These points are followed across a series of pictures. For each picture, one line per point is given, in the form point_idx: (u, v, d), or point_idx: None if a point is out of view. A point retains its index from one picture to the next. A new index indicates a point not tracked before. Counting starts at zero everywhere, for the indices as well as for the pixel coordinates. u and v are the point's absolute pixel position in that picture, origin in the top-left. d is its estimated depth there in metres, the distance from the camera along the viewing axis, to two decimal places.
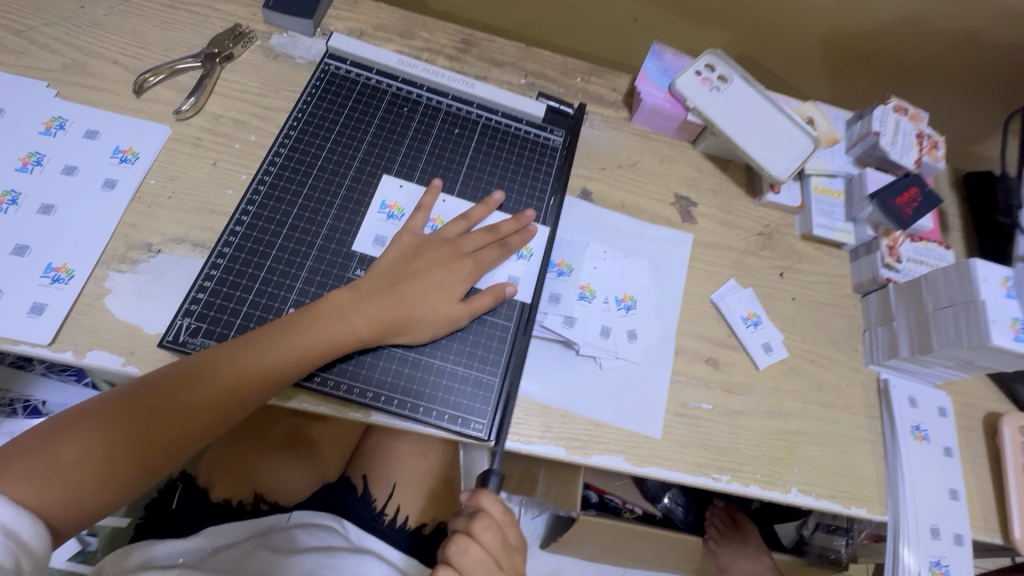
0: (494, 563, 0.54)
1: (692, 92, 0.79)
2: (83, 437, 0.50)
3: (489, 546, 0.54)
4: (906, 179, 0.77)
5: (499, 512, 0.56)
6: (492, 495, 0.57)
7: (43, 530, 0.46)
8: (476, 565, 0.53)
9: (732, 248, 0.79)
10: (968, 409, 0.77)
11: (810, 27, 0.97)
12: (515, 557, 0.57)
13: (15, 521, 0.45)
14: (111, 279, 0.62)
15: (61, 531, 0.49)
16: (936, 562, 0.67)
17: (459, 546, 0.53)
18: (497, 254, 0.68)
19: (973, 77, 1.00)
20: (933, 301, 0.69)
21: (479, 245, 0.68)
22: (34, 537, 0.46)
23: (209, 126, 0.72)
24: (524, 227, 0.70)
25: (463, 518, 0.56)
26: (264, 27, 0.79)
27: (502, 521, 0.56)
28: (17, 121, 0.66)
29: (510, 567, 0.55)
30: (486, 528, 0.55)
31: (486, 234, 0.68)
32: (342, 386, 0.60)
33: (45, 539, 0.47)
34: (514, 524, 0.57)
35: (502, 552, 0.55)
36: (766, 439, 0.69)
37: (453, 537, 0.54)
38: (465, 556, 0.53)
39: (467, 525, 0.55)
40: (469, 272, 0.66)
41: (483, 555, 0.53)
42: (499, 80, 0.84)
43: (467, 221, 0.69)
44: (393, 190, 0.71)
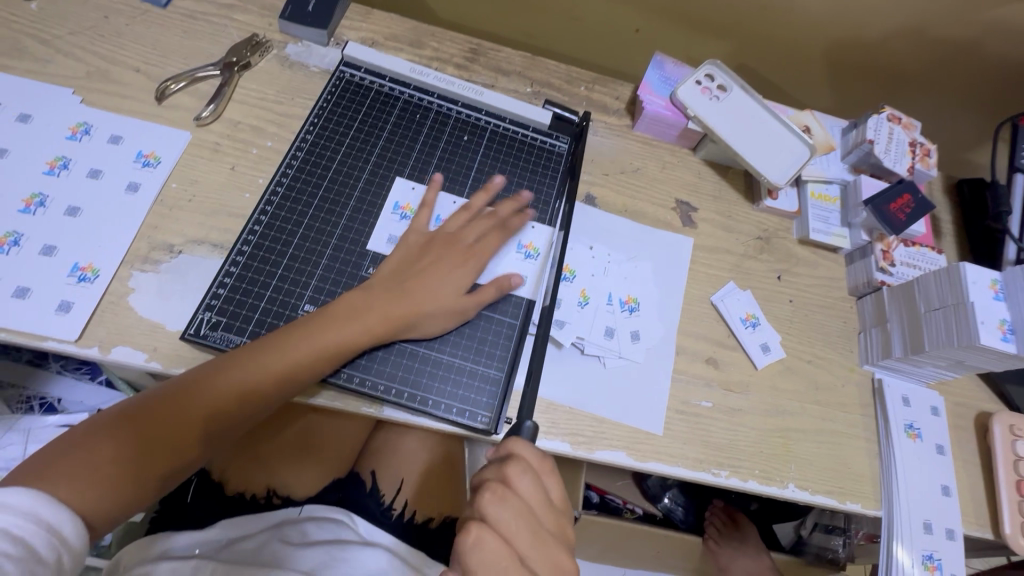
0: (530, 512, 0.53)
1: (692, 100, 0.81)
2: (115, 438, 0.52)
3: (526, 495, 0.53)
4: (900, 186, 0.80)
5: (533, 459, 0.56)
6: (525, 443, 0.56)
7: (80, 526, 0.49)
8: (512, 513, 0.52)
9: (731, 252, 0.82)
10: (960, 409, 0.79)
11: (807, 38, 1.00)
12: (553, 509, 0.55)
13: (54, 515, 0.47)
14: (134, 279, 0.64)
15: (98, 529, 0.51)
16: (928, 556, 0.70)
17: (493, 494, 0.52)
18: (497, 238, 0.71)
19: (965, 87, 1.03)
20: (924, 304, 0.71)
21: (479, 234, 0.71)
22: (72, 532, 0.48)
23: (227, 132, 0.74)
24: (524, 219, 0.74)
25: (495, 468, 0.55)
26: (280, 37, 0.82)
27: (536, 468, 0.55)
28: (45, 127, 0.69)
29: (550, 517, 0.54)
30: (520, 474, 0.54)
31: (485, 221, 0.72)
32: (356, 379, 0.63)
33: (83, 536, 0.49)
34: (552, 472, 0.56)
35: (538, 500, 0.54)
36: (764, 436, 0.72)
37: (486, 487, 0.53)
38: (501, 505, 0.52)
39: (501, 474, 0.54)
40: (473, 267, 0.68)
41: (520, 504, 0.52)
42: (506, 88, 0.86)
43: (469, 213, 0.72)
44: (405, 192, 0.74)
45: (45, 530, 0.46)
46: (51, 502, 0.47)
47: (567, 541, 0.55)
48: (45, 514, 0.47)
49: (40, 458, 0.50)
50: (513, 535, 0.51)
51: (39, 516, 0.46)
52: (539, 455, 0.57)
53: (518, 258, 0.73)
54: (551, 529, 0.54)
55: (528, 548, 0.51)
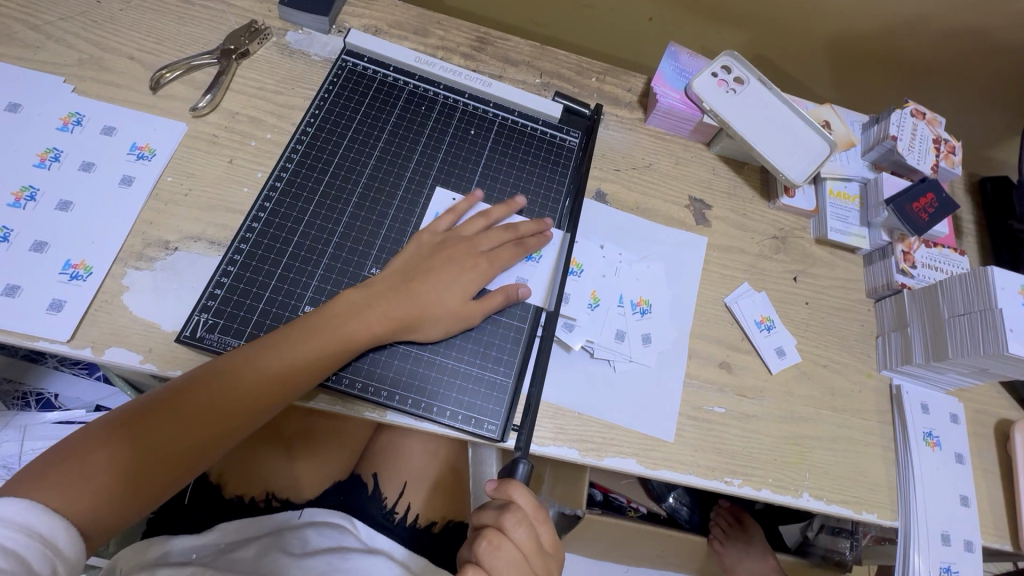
0: (527, 561, 0.51)
1: (708, 94, 0.78)
2: (111, 444, 0.50)
3: (522, 544, 0.51)
4: (924, 184, 0.77)
5: (530, 507, 0.53)
6: (522, 487, 0.54)
7: (76, 536, 0.47)
8: (508, 565, 0.50)
9: (746, 252, 0.79)
10: (980, 416, 0.77)
11: (826, 29, 0.96)
12: (547, 556, 0.54)
13: (48, 527, 0.45)
14: (128, 277, 0.62)
15: (93, 540, 0.49)
16: (946, 568, 0.67)
17: (489, 542, 0.50)
18: (512, 253, 0.68)
19: (990, 80, 0.99)
20: (948, 308, 0.69)
21: (495, 243, 0.68)
22: (68, 543, 0.46)
23: (225, 123, 0.72)
24: (542, 232, 0.70)
25: (493, 512, 0.53)
26: (280, 23, 0.79)
27: (533, 517, 0.53)
28: (35, 117, 0.66)
29: (542, 565, 0.53)
30: (516, 523, 0.52)
31: (503, 232, 0.68)
32: (357, 384, 0.61)
33: (80, 546, 0.47)
34: (546, 520, 0.54)
35: (534, 550, 0.52)
36: (778, 443, 0.69)
37: (483, 533, 0.51)
38: (497, 554, 0.50)
39: (498, 520, 0.52)
40: (484, 271, 0.66)
41: (516, 554, 0.51)
42: (514, 79, 0.83)
43: (486, 219, 0.69)
44: (446, 203, 0.71)
45: (37, 541, 0.44)
46: (45, 513, 0.45)
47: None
48: (37, 525, 0.45)
49: (32, 466, 0.48)
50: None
51: (31, 527, 0.44)
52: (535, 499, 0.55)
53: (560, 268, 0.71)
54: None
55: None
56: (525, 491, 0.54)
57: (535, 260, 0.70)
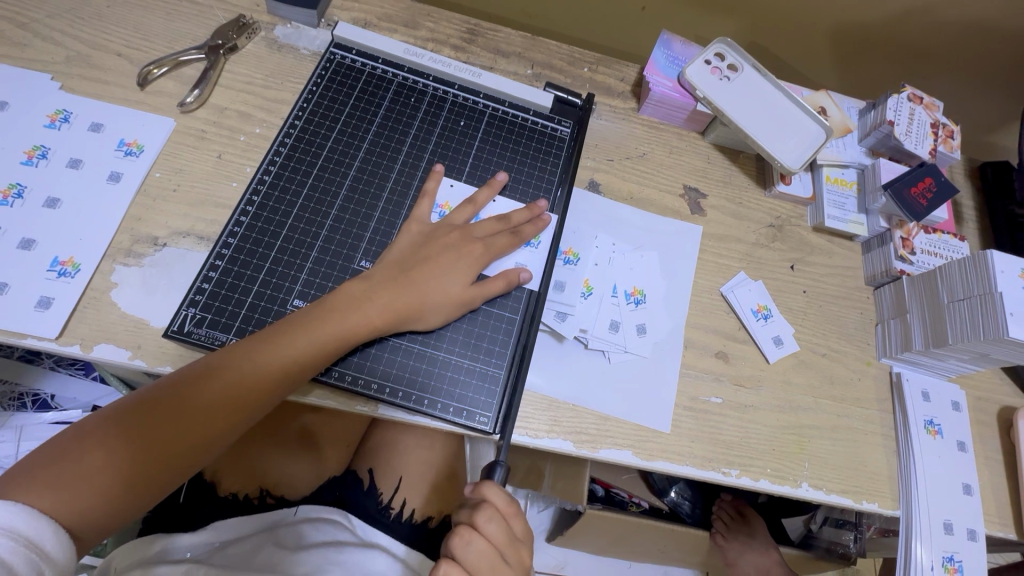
0: (499, 556, 0.51)
1: (700, 81, 0.77)
2: (106, 443, 0.50)
3: (494, 540, 0.51)
4: (921, 169, 0.76)
5: (503, 501, 0.53)
6: (494, 483, 0.53)
7: (64, 537, 0.47)
8: (479, 558, 0.50)
9: (742, 240, 0.78)
10: (982, 403, 0.76)
11: (822, 14, 0.95)
12: (522, 546, 0.53)
13: (34, 530, 0.45)
14: (117, 273, 0.62)
15: (86, 540, 0.49)
16: (949, 557, 0.66)
17: (460, 538, 0.50)
18: (508, 241, 0.67)
19: (990, 64, 0.97)
20: (948, 294, 0.68)
21: (490, 232, 0.67)
22: (56, 546, 0.46)
23: (213, 118, 0.71)
24: (537, 217, 0.70)
25: (464, 508, 0.52)
26: (268, 18, 0.79)
27: (507, 512, 0.52)
28: (22, 114, 0.66)
29: (516, 556, 0.52)
30: (488, 519, 0.51)
31: (498, 223, 0.68)
32: (348, 377, 0.60)
33: (69, 548, 0.47)
34: (519, 512, 0.53)
35: (507, 542, 0.52)
36: (776, 433, 0.68)
37: (454, 532, 0.50)
38: (468, 549, 0.50)
39: (470, 519, 0.51)
40: (479, 256, 0.65)
41: (487, 551, 0.50)
42: (505, 70, 0.83)
43: (474, 205, 0.68)
44: (444, 190, 0.71)
45: (23, 545, 0.44)
46: (35, 516, 0.45)
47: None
48: (24, 529, 0.44)
49: (26, 465, 0.48)
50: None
51: (18, 531, 0.44)
52: (509, 493, 0.54)
53: (559, 264, 0.71)
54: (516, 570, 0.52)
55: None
56: (498, 486, 0.53)
57: (533, 245, 0.70)
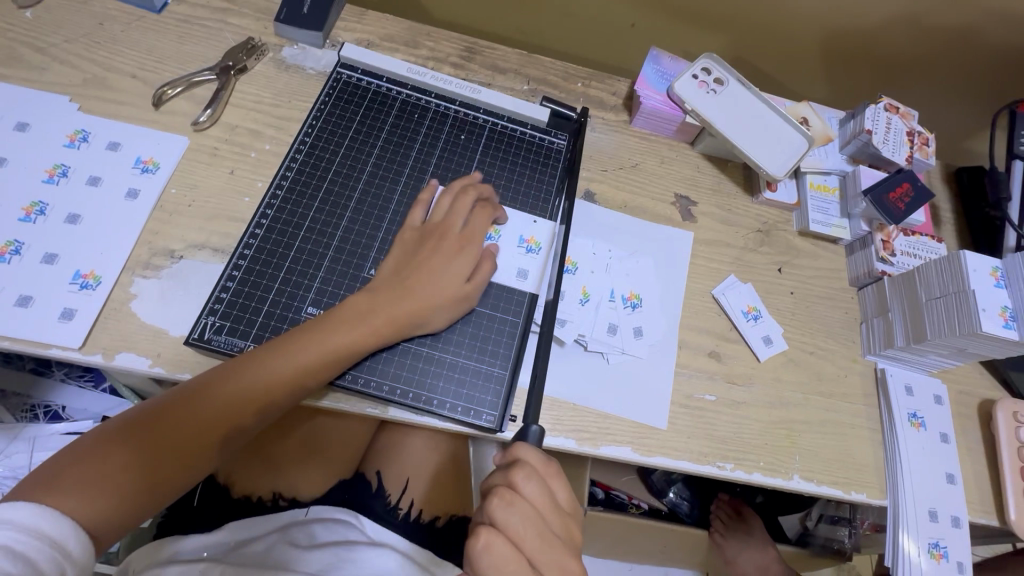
0: (541, 517, 0.53)
1: (689, 94, 0.81)
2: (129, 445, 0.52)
3: (533, 498, 0.53)
4: (900, 175, 0.80)
5: (538, 463, 0.56)
6: (528, 445, 0.57)
7: (85, 537, 0.48)
8: (522, 520, 0.52)
9: (732, 245, 0.82)
10: (963, 397, 0.80)
11: (803, 28, 1.00)
12: (563, 511, 0.55)
13: (56, 529, 0.47)
14: (136, 285, 0.64)
15: (106, 540, 0.51)
16: (935, 544, 0.70)
17: (502, 498, 0.52)
18: (484, 220, 0.70)
19: (963, 74, 1.03)
20: (926, 292, 0.71)
21: (467, 215, 0.70)
22: (77, 545, 0.48)
23: (225, 136, 0.74)
24: (499, 200, 0.73)
25: (502, 473, 0.55)
26: (275, 40, 0.82)
27: (543, 472, 0.55)
28: (43, 135, 0.69)
29: (558, 521, 0.54)
30: (527, 479, 0.54)
31: (467, 198, 0.70)
32: (360, 380, 0.63)
33: (88, 547, 0.49)
34: (556, 475, 0.56)
35: (547, 504, 0.54)
36: (768, 428, 0.72)
37: (496, 492, 0.53)
38: (511, 510, 0.52)
39: (508, 479, 0.54)
40: (466, 251, 0.67)
41: (528, 508, 0.52)
42: (503, 86, 0.86)
43: (452, 195, 0.71)
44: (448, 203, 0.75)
45: (46, 544, 0.46)
46: (59, 514, 0.47)
47: (574, 546, 0.55)
48: (46, 528, 0.46)
49: (50, 467, 0.50)
50: (522, 538, 0.51)
51: (41, 530, 0.46)
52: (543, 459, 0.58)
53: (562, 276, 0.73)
54: (559, 534, 0.54)
55: (537, 553, 0.51)
56: (532, 448, 0.57)
57: (535, 250, 0.73)
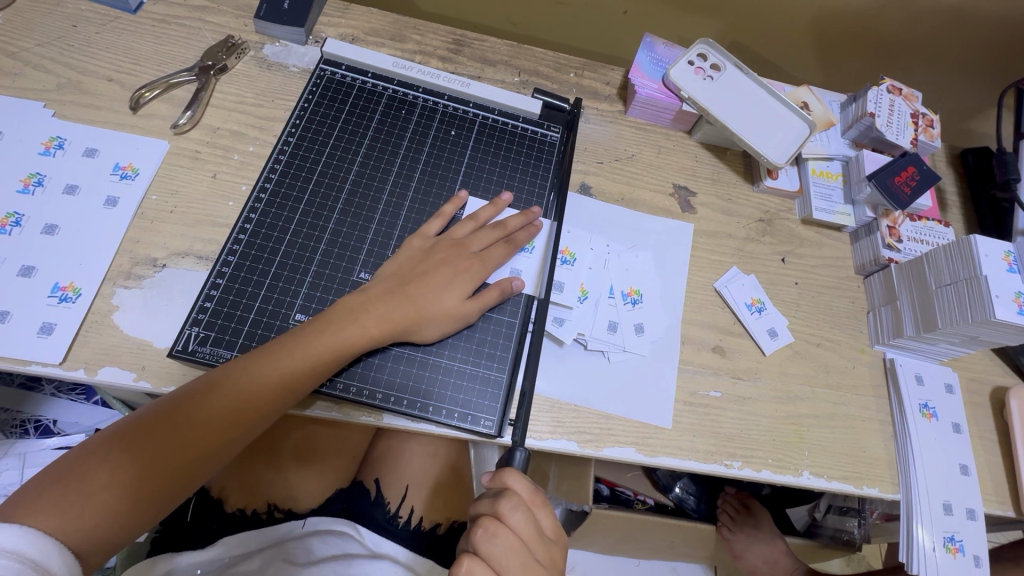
0: (526, 549, 0.51)
1: (685, 82, 0.79)
2: (111, 459, 0.50)
3: (519, 529, 0.51)
4: (903, 159, 0.78)
5: (527, 493, 0.53)
6: (519, 474, 0.54)
7: (69, 558, 0.46)
8: (506, 552, 0.50)
9: (733, 236, 0.80)
10: (974, 384, 0.78)
11: (801, 10, 0.97)
12: (548, 541, 0.53)
13: (38, 552, 0.44)
14: (118, 296, 0.62)
15: (91, 560, 0.49)
16: (950, 538, 0.68)
17: (486, 530, 0.51)
18: (504, 250, 0.68)
19: (966, 52, 1.00)
20: (935, 279, 0.69)
21: (486, 244, 0.68)
22: (62, 565, 0.46)
23: (207, 139, 0.72)
24: (530, 222, 0.71)
25: (488, 501, 0.53)
26: (256, 37, 0.80)
27: (530, 502, 0.53)
28: (17, 143, 0.66)
29: (542, 550, 0.52)
30: (514, 509, 0.52)
31: (492, 231, 0.69)
32: (351, 389, 0.61)
33: (74, 566, 0.47)
34: (543, 504, 0.54)
35: (533, 536, 0.52)
36: (776, 424, 0.70)
37: (479, 521, 0.51)
38: (495, 541, 0.50)
39: (495, 509, 0.52)
40: (477, 270, 0.66)
41: (514, 540, 0.51)
42: (493, 79, 0.84)
43: (476, 222, 0.69)
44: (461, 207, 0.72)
45: (28, 568, 0.43)
46: (39, 535, 0.45)
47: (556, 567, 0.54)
48: (28, 551, 0.44)
49: (30, 487, 0.48)
50: (506, 570, 0.50)
51: (22, 554, 0.44)
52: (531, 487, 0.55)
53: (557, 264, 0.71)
54: (543, 562, 0.52)
55: None
56: (522, 477, 0.54)
57: (528, 251, 0.71)
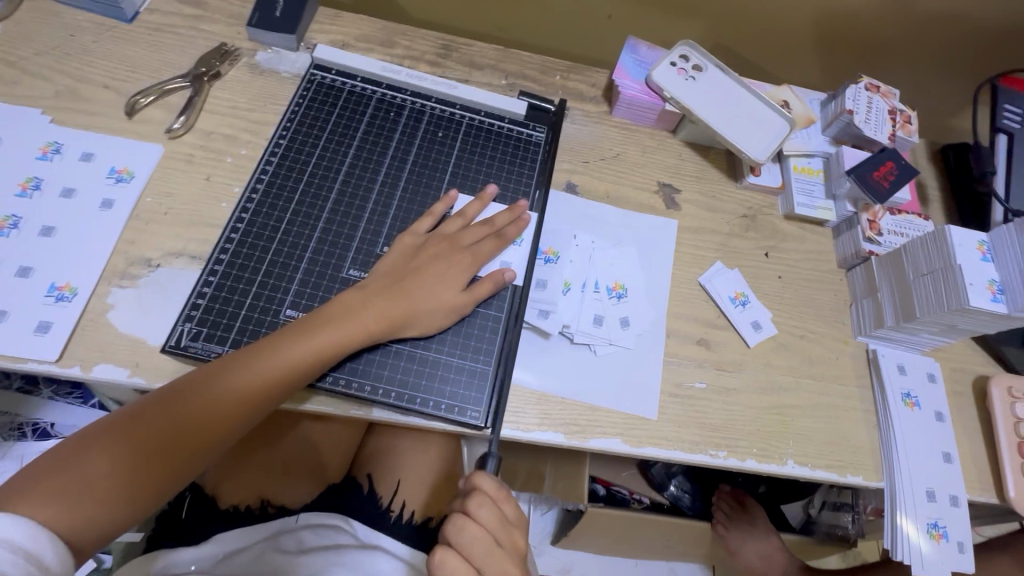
0: (494, 541, 0.53)
1: (667, 82, 0.81)
2: (110, 449, 0.51)
3: (485, 523, 0.53)
4: (882, 154, 0.79)
5: (494, 489, 0.55)
6: (487, 473, 0.55)
7: (61, 548, 0.47)
8: (474, 544, 0.52)
9: (717, 232, 0.81)
10: (957, 374, 0.79)
11: (781, 11, 0.99)
12: (517, 531, 0.55)
13: (32, 542, 0.45)
14: (113, 295, 0.64)
15: (83, 551, 0.50)
16: (934, 524, 0.68)
17: (455, 525, 0.52)
18: (494, 245, 0.70)
19: (945, 50, 1.02)
20: (914, 269, 0.70)
21: (477, 239, 0.70)
22: (54, 557, 0.46)
23: (200, 142, 0.74)
24: (518, 218, 0.73)
25: (458, 499, 0.54)
26: (249, 44, 0.82)
27: (497, 497, 0.55)
28: (15, 148, 0.68)
29: (511, 541, 0.54)
30: (481, 505, 0.53)
31: (482, 228, 0.71)
32: (341, 381, 0.62)
33: (66, 558, 0.47)
34: (510, 500, 0.56)
35: (501, 528, 0.54)
36: (760, 414, 0.71)
37: (448, 518, 0.53)
38: (463, 536, 0.52)
39: (463, 507, 0.53)
40: (468, 264, 0.68)
41: (481, 534, 0.52)
42: (480, 82, 0.86)
43: (464, 220, 0.71)
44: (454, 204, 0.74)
45: (22, 558, 0.44)
46: (32, 525, 0.46)
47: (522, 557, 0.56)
48: (22, 541, 0.45)
49: (25, 475, 0.49)
50: (474, 562, 0.52)
51: (16, 543, 0.44)
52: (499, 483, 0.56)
53: (540, 265, 0.73)
54: (511, 554, 0.54)
55: (488, 571, 0.52)
56: (490, 476, 0.56)
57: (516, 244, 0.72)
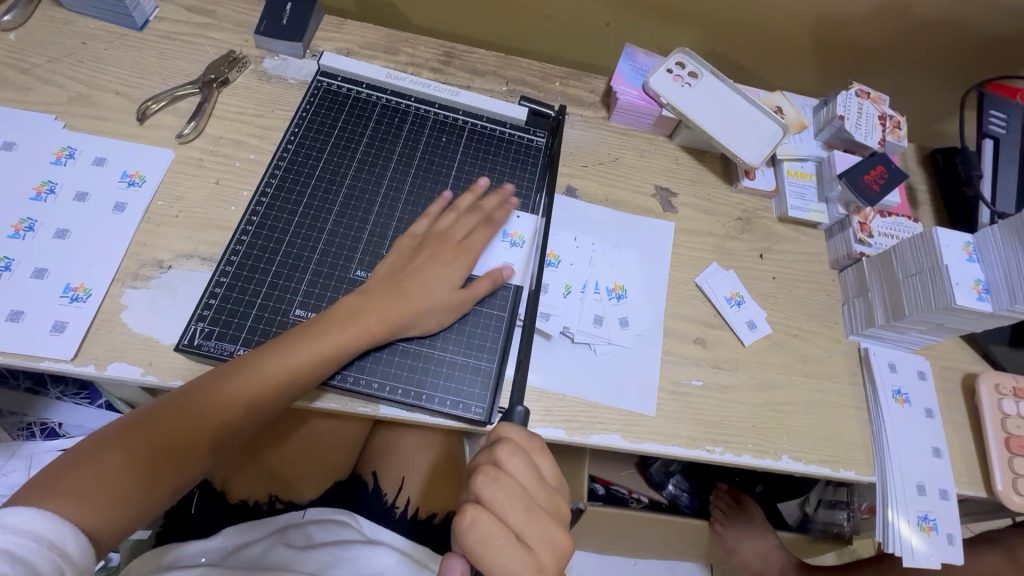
0: (527, 493, 0.53)
1: (664, 88, 0.83)
2: (126, 447, 0.53)
3: (517, 474, 0.53)
4: (873, 158, 0.82)
5: (523, 441, 0.56)
6: (513, 425, 0.57)
7: (83, 541, 0.48)
8: (507, 496, 0.52)
9: (713, 234, 0.84)
10: (946, 372, 0.81)
11: (775, 19, 1.02)
12: (551, 488, 0.55)
13: (55, 533, 0.47)
14: (126, 296, 0.65)
15: (101, 547, 0.51)
16: (924, 517, 0.71)
17: (486, 475, 0.52)
18: (485, 231, 0.73)
19: (934, 56, 1.05)
20: (902, 270, 0.73)
21: (468, 229, 0.72)
22: (77, 548, 0.48)
23: (209, 147, 0.76)
24: (505, 201, 0.76)
25: (486, 451, 0.55)
26: (256, 52, 0.84)
27: (526, 447, 0.55)
28: (29, 153, 0.70)
29: (545, 495, 0.54)
30: (511, 455, 0.54)
31: (472, 217, 0.73)
32: (350, 378, 0.64)
33: (88, 550, 0.49)
34: (541, 450, 0.56)
35: (534, 481, 0.54)
36: (755, 411, 0.73)
37: (479, 469, 0.53)
38: (495, 487, 0.52)
39: (493, 457, 0.54)
40: (463, 262, 0.70)
41: (514, 485, 0.52)
42: (482, 88, 0.88)
43: (457, 210, 0.73)
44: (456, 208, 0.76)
45: (46, 548, 0.46)
46: (54, 519, 0.47)
47: (560, 514, 0.55)
48: (46, 533, 0.46)
49: (45, 475, 0.50)
50: (509, 514, 0.51)
51: (40, 534, 0.46)
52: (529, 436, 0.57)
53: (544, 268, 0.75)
54: (547, 507, 0.54)
55: (524, 525, 0.51)
56: (517, 427, 0.57)
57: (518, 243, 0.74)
